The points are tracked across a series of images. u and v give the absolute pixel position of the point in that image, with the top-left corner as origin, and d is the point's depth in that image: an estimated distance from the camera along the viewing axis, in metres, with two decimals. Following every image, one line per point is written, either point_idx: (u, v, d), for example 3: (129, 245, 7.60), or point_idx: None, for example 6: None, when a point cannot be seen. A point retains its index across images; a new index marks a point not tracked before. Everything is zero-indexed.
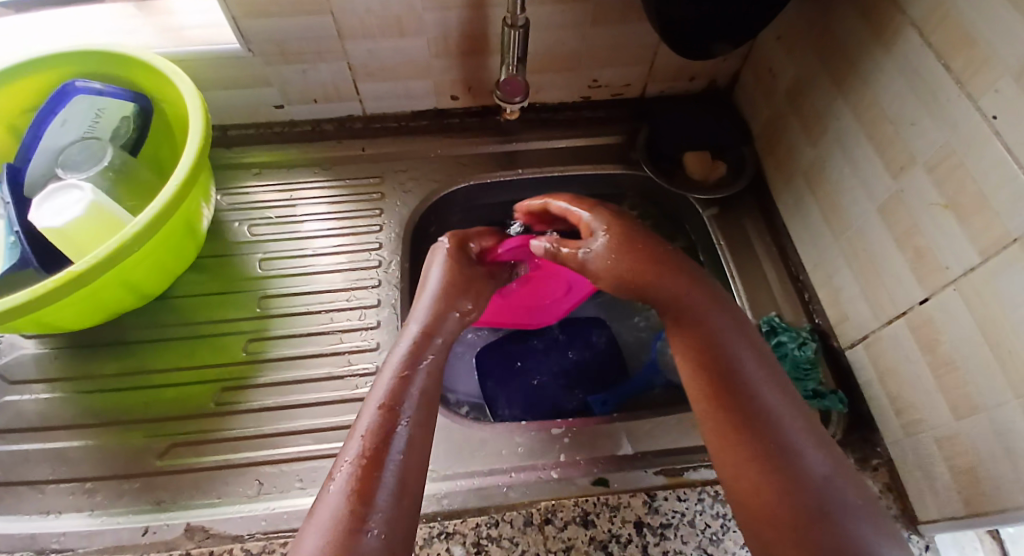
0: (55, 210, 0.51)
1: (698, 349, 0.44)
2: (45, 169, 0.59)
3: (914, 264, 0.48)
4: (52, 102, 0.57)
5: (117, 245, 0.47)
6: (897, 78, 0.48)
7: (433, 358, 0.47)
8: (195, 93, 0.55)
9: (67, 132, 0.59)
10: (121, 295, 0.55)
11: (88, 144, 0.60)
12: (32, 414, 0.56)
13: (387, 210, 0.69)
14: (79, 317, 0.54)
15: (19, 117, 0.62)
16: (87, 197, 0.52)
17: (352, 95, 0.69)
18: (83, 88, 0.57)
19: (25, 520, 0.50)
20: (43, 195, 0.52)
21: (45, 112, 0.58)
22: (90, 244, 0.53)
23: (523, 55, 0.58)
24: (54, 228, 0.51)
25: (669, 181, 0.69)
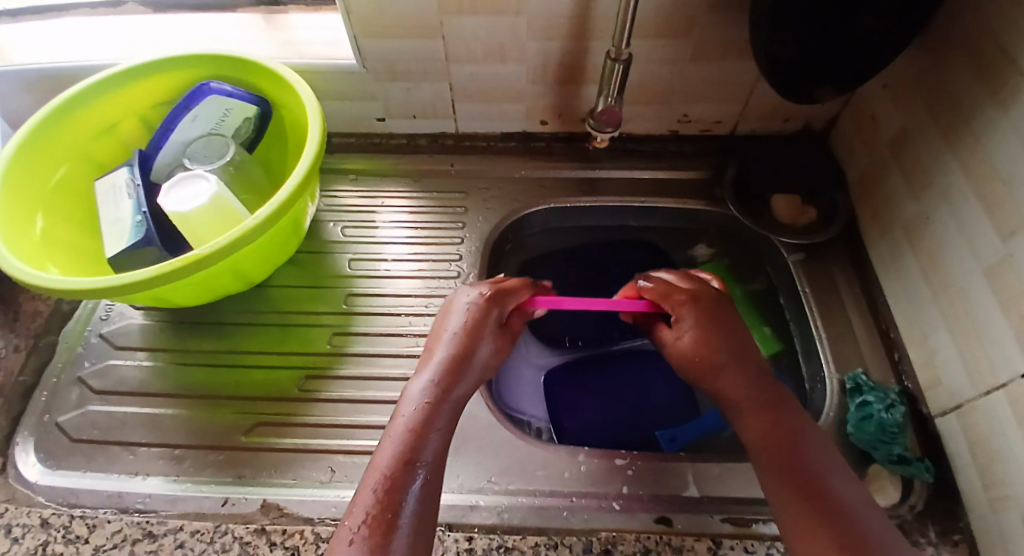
0: (182, 197, 0.56)
1: (763, 418, 0.46)
2: (172, 160, 0.65)
3: (1019, 331, 0.46)
4: (186, 100, 0.64)
5: (238, 233, 0.51)
6: (1014, 139, 0.46)
7: (456, 403, 0.47)
8: (314, 101, 0.59)
9: (195, 128, 0.65)
10: (229, 281, 0.60)
11: (211, 140, 0.65)
12: (132, 380, 0.61)
13: (469, 224, 0.72)
14: (192, 297, 0.59)
15: (154, 108, 0.69)
16: (211, 187, 0.56)
17: (448, 114, 0.73)
18: (215, 88, 0.63)
19: (116, 478, 0.55)
20: (173, 182, 0.57)
21: (179, 108, 0.64)
22: (209, 232, 0.58)
23: (621, 88, 0.60)
24: (180, 214, 0.56)
25: (756, 223, 0.69)
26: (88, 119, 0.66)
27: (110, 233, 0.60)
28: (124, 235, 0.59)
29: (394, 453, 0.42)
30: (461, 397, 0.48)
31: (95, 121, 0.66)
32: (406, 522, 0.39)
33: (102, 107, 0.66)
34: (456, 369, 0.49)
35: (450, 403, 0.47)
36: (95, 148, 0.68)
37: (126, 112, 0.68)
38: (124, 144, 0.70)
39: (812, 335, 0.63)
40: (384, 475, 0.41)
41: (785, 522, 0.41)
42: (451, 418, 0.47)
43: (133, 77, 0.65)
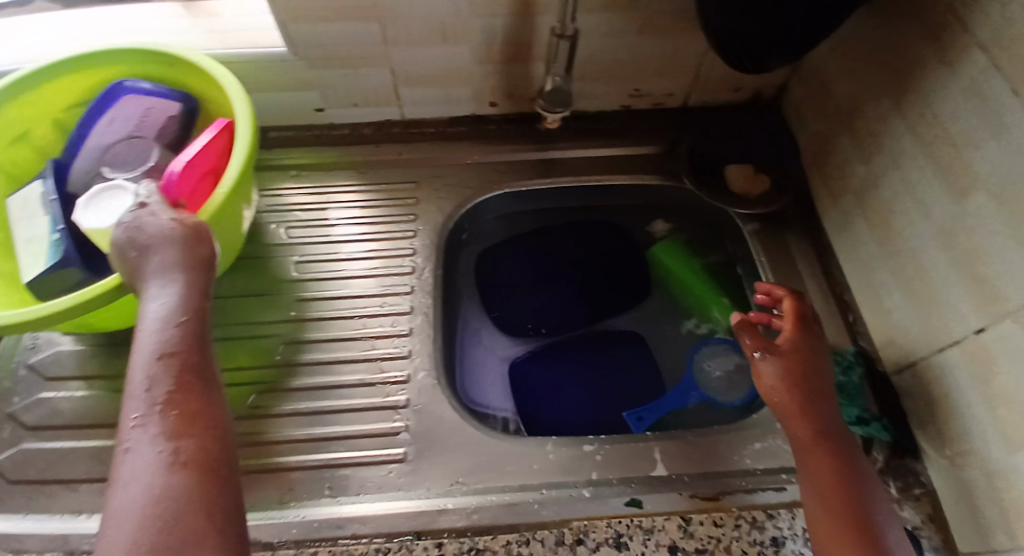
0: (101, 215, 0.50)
1: (830, 455, 0.46)
2: (90, 166, 0.58)
3: (971, 292, 0.46)
4: (99, 103, 0.60)
5: None
6: (961, 100, 0.46)
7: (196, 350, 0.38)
8: (242, 95, 0.55)
9: (115, 132, 0.58)
10: None
11: (133, 144, 0.58)
12: (67, 411, 0.57)
13: (422, 216, 0.69)
14: (120, 319, 0.55)
15: (70, 110, 0.63)
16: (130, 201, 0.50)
17: (391, 100, 0.69)
18: (132, 87, 0.60)
19: (59, 520, 0.51)
20: (89, 197, 0.51)
21: (94, 113, 0.60)
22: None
23: (568, 65, 0.57)
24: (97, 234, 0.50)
25: (711, 194, 0.68)
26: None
27: (26, 254, 0.55)
28: (42, 255, 0.55)
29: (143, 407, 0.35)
30: (197, 366, 0.38)
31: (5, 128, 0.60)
32: (195, 455, 0.35)
33: (12, 114, 0.59)
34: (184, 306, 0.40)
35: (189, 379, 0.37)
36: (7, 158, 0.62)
37: (40, 117, 0.62)
38: (40, 151, 0.64)
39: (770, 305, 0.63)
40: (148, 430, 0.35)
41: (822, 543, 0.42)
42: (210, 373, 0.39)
43: (46, 80, 0.59)
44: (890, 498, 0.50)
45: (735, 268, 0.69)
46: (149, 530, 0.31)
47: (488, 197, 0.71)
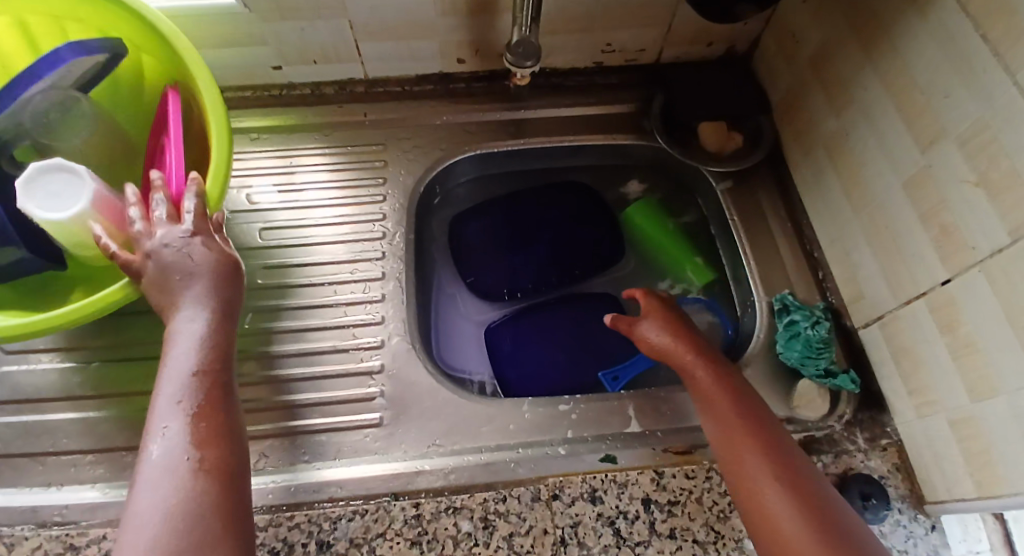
0: (48, 197, 0.46)
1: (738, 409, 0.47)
2: (18, 128, 0.55)
3: (937, 241, 0.47)
4: (31, 67, 0.55)
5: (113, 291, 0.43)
6: (931, 47, 0.46)
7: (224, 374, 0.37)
8: (201, 65, 0.49)
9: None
10: None
11: (63, 103, 0.55)
12: (27, 385, 0.55)
13: (390, 179, 0.67)
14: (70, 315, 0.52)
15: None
16: (88, 184, 0.46)
17: (353, 57, 0.66)
18: (65, 46, 0.55)
19: (27, 492, 0.50)
20: (26, 179, 0.46)
21: (23, 75, 0.55)
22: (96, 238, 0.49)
23: (536, 15, 0.55)
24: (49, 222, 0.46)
25: (682, 151, 0.67)
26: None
27: None
28: None
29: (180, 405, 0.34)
30: (224, 374, 0.37)
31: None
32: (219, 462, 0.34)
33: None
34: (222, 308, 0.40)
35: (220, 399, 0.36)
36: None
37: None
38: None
39: (741, 262, 0.64)
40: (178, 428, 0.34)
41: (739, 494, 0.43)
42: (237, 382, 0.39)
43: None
44: (859, 449, 0.52)
45: (707, 226, 0.70)
46: (178, 531, 0.30)
47: (457, 159, 0.69)
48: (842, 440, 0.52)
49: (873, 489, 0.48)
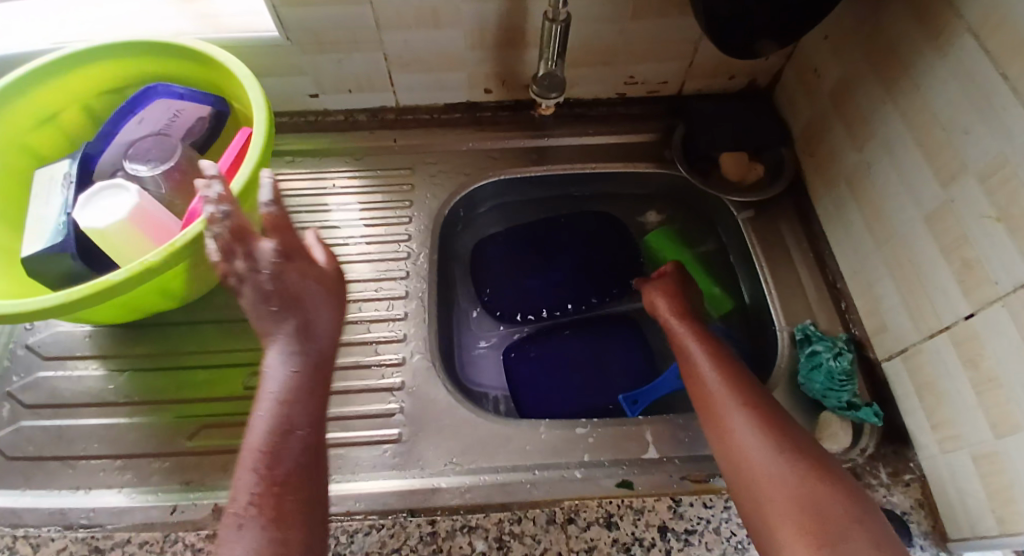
0: (100, 209, 0.52)
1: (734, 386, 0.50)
2: (115, 161, 0.59)
3: (959, 274, 0.47)
4: (131, 103, 0.60)
5: (170, 248, 0.46)
6: (950, 83, 0.47)
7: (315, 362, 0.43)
8: (258, 88, 0.55)
9: (141, 130, 0.60)
10: (158, 298, 0.55)
11: (160, 141, 0.60)
12: (63, 392, 0.57)
13: (417, 202, 0.69)
14: (116, 314, 0.55)
15: (101, 97, 0.63)
16: (133, 199, 0.52)
17: (385, 86, 0.69)
18: (166, 92, 0.60)
19: (57, 495, 0.51)
20: (89, 194, 0.53)
21: (123, 111, 0.60)
22: (134, 250, 0.54)
23: (561, 49, 0.57)
24: (98, 230, 0.52)
25: (704, 182, 0.68)
26: (23, 112, 0.59)
27: (30, 231, 0.55)
28: (45, 236, 0.54)
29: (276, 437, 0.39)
30: (315, 409, 0.42)
31: (31, 113, 0.60)
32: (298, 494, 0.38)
33: (37, 101, 0.59)
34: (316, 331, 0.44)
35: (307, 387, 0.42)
36: (33, 140, 0.62)
37: (67, 102, 0.62)
38: (65, 135, 0.64)
39: (761, 288, 0.64)
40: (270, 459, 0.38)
41: (728, 470, 0.46)
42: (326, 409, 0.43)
43: (70, 66, 0.59)
44: (881, 483, 0.51)
45: (728, 255, 0.70)
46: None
47: (481, 185, 0.71)
48: (864, 474, 0.52)
49: (896, 525, 0.47)
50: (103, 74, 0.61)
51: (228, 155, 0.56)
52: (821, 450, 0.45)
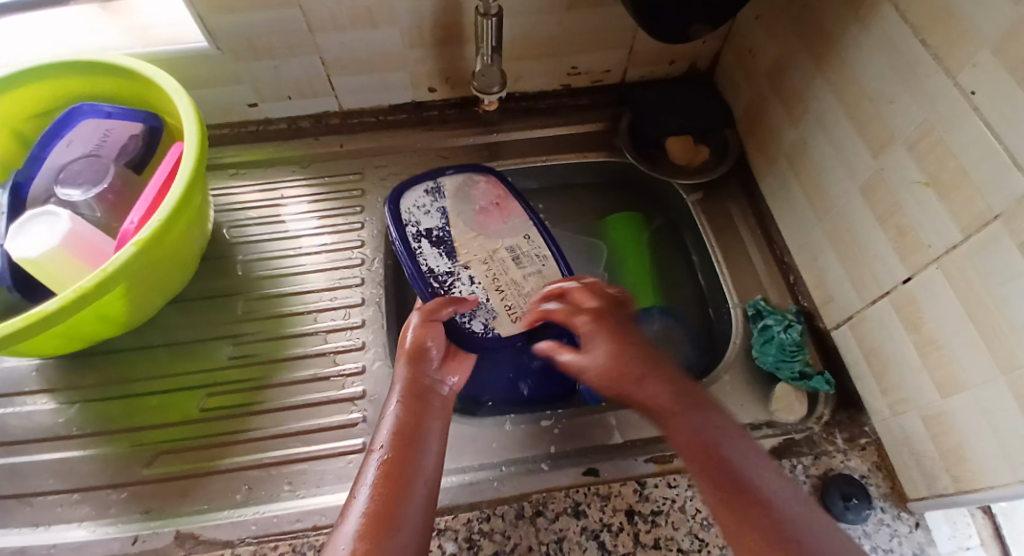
0: (33, 237, 0.50)
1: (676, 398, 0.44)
2: (46, 187, 0.57)
3: (896, 240, 0.48)
4: (57, 126, 0.57)
5: (104, 272, 0.45)
6: (875, 55, 0.48)
7: (424, 444, 0.45)
8: (189, 101, 0.53)
9: (70, 153, 0.58)
10: (98, 326, 0.53)
11: (91, 162, 0.58)
12: (13, 429, 0.55)
13: (368, 207, 0.68)
14: (59, 345, 0.53)
15: (28, 122, 0.61)
16: (66, 225, 0.51)
17: (327, 91, 0.68)
18: (92, 110, 0.57)
19: (14, 534, 0.50)
20: (19, 224, 0.51)
21: (51, 134, 0.57)
22: (70, 277, 0.52)
23: (498, 42, 0.57)
24: (30, 259, 0.50)
25: (652, 168, 0.69)
26: None
27: None
28: None
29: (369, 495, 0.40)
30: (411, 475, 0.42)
31: None
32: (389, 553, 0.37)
33: None
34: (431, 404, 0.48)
35: (412, 470, 0.42)
36: None
37: None
38: None
39: (714, 270, 0.65)
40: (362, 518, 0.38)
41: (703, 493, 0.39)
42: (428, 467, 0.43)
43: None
44: (838, 449, 0.52)
45: (679, 236, 0.71)
46: None
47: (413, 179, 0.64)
48: (821, 441, 0.52)
49: (857, 490, 0.48)
50: (28, 98, 0.59)
51: (158, 175, 0.54)
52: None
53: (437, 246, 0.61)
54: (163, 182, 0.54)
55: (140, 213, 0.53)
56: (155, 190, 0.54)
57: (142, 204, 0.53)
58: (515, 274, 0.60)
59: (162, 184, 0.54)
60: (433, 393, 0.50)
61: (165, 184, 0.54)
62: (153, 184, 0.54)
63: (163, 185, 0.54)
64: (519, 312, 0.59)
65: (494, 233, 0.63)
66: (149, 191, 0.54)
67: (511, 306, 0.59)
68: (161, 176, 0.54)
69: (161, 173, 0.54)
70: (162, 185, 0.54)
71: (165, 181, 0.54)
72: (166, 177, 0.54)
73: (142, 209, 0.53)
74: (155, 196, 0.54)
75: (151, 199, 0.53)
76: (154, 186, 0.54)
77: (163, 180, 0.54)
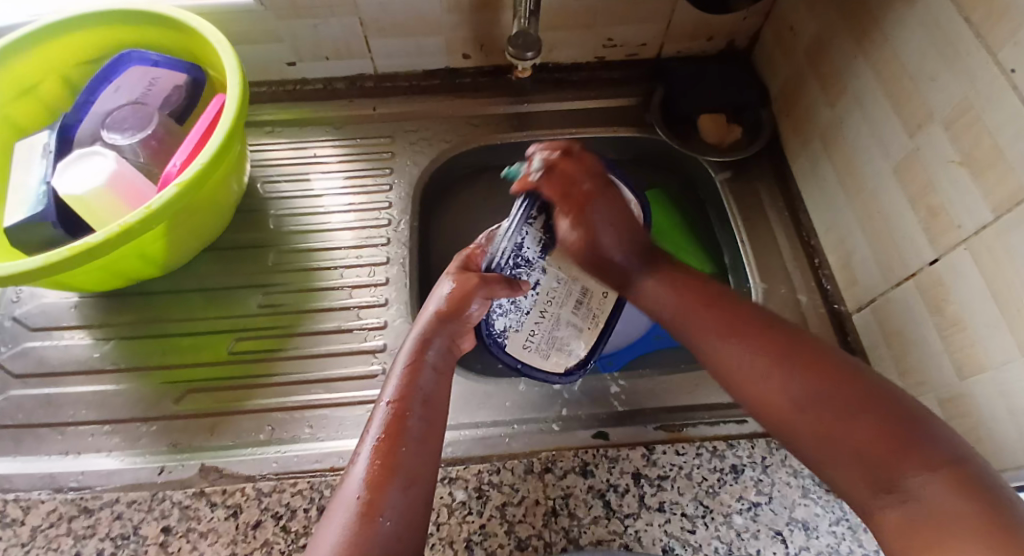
0: (78, 176, 0.53)
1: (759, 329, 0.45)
2: (93, 131, 0.59)
3: (926, 222, 0.47)
4: (105, 71, 0.59)
5: (145, 212, 0.47)
6: (918, 32, 0.47)
7: (429, 401, 0.44)
8: (231, 52, 0.54)
9: (117, 99, 0.60)
10: (137, 264, 0.56)
11: (137, 110, 0.60)
12: (51, 360, 0.58)
13: (397, 169, 0.70)
14: (97, 281, 0.55)
15: (77, 68, 0.63)
16: (111, 165, 0.53)
17: (363, 52, 0.69)
18: (140, 58, 0.59)
19: (46, 459, 0.52)
20: (66, 162, 0.54)
21: (98, 80, 0.59)
22: (111, 216, 0.54)
23: (534, 7, 0.57)
24: (76, 196, 0.52)
25: (682, 143, 0.69)
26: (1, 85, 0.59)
27: (11, 200, 0.56)
28: (26, 206, 0.55)
29: (375, 445, 0.40)
30: (416, 425, 0.42)
31: (11, 85, 0.60)
32: (391, 505, 0.38)
33: (17, 70, 0.59)
34: (436, 356, 0.48)
35: (415, 425, 0.42)
36: (14, 111, 0.62)
37: (46, 73, 0.61)
38: (46, 106, 0.64)
39: (739, 250, 0.65)
40: (371, 466, 0.39)
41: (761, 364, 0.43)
42: (433, 418, 0.44)
43: (54, 33, 0.59)
44: None
45: (707, 216, 0.71)
46: None
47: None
48: None
49: None
50: (79, 42, 0.61)
51: (201, 124, 0.56)
52: (736, 369, 0.44)
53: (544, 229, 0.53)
54: (205, 130, 0.56)
55: (180, 159, 0.55)
56: (196, 135, 0.56)
57: (184, 148, 0.55)
58: (566, 315, 0.56)
59: (204, 131, 0.56)
60: (444, 350, 0.49)
61: (205, 132, 0.56)
62: (194, 130, 0.56)
63: (205, 132, 0.56)
64: (535, 343, 0.55)
65: None
66: (191, 137, 0.56)
67: (534, 333, 0.55)
68: (203, 124, 0.56)
69: (202, 121, 0.56)
70: (204, 132, 0.56)
71: (206, 129, 0.56)
72: (207, 124, 0.56)
73: (183, 152, 0.55)
74: (196, 142, 0.55)
75: (191, 145, 0.55)
76: (196, 133, 0.56)
77: (205, 128, 0.56)
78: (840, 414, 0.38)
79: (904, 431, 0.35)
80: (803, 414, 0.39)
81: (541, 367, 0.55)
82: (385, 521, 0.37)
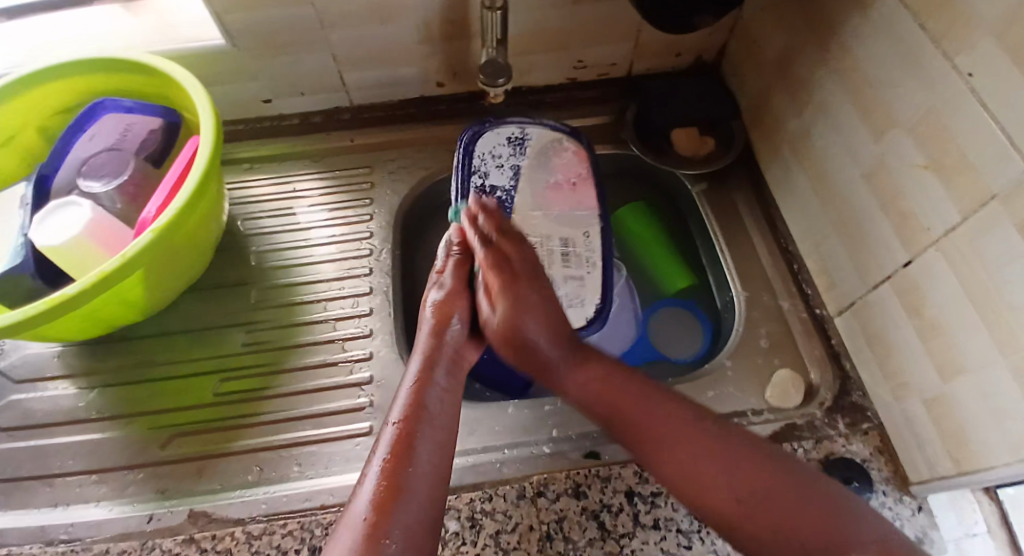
0: (55, 226, 0.53)
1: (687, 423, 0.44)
2: (69, 180, 0.59)
3: (898, 225, 0.48)
4: (81, 119, 0.60)
5: (129, 253, 0.47)
6: (876, 41, 0.48)
7: (435, 421, 0.44)
8: (204, 95, 0.55)
9: (93, 146, 0.60)
10: (120, 310, 0.55)
11: (112, 155, 0.60)
12: (37, 412, 0.57)
13: (377, 199, 0.70)
14: (80, 329, 0.55)
15: (55, 117, 0.63)
16: (87, 215, 0.53)
17: (338, 86, 0.70)
18: (114, 105, 0.61)
19: (34, 512, 0.52)
20: (43, 213, 0.54)
21: (75, 128, 0.60)
22: (91, 263, 0.54)
23: (502, 35, 0.58)
24: (52, 247, 0.52)
25: (657, 158, 0.69)
26: None
27: None
28: (3, 258, 0.55)
29: (381, 465, 0.40)
30: (420, 444, 0.42)
31: None
32: (398, 526, 0.37)
33: None
34: (440, 375, 0.47)
35: (421, 443, 0.42)
36: None
37: (23, 124, 0.62)
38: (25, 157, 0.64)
39: (720, 263, 0.65)
40: (376, 487, 0.38)
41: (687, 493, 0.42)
42: (439, 436, 0.43)
43: (29, 84, 0.59)
44: (840, 433, 0.52)
45: (688, 227, 0.72)
46: None
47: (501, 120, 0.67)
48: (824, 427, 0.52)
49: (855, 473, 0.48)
50: (55, 91, 0.61)
51: (178, 166, 0.56)
52: (683, 435, 0.43)
53: (497, 207, 0.63)
54: (181, 171, 0.56)
55: (157, 203, 0.55)
56: (173, 177, 0.56)
57: (159, 193, 0.55)
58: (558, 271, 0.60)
59: (181, 172, 0.56)
60: (451, 368, 0.49)
61: (183, 175, 0.56)
62: (170, 172, 0.56)
63: (180, 173, 0.56)
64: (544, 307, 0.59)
65: (555, 214, 0.63)
66: (167, 180, 0.56)
67: None
68: (178, 167, 0.56)
69: (178, 163, 0.57)
70: (179, 175, 0.56)
71: (184, 171, 0.56)
72: (183, 166, 0.56)
73: (161, 196, 0.55)
74: (172, 186, 0.56)
75: (169, 189, 0.55)
76: (172, 176, 0.56)
77: (180, 170, 0.56)
78: (762, 501, 0.40)
79: (822, 521, 0.38)
80: (740, 493, 0.40)
81: (560, 328, 0.59)
82: (390, 546, 0.36)
